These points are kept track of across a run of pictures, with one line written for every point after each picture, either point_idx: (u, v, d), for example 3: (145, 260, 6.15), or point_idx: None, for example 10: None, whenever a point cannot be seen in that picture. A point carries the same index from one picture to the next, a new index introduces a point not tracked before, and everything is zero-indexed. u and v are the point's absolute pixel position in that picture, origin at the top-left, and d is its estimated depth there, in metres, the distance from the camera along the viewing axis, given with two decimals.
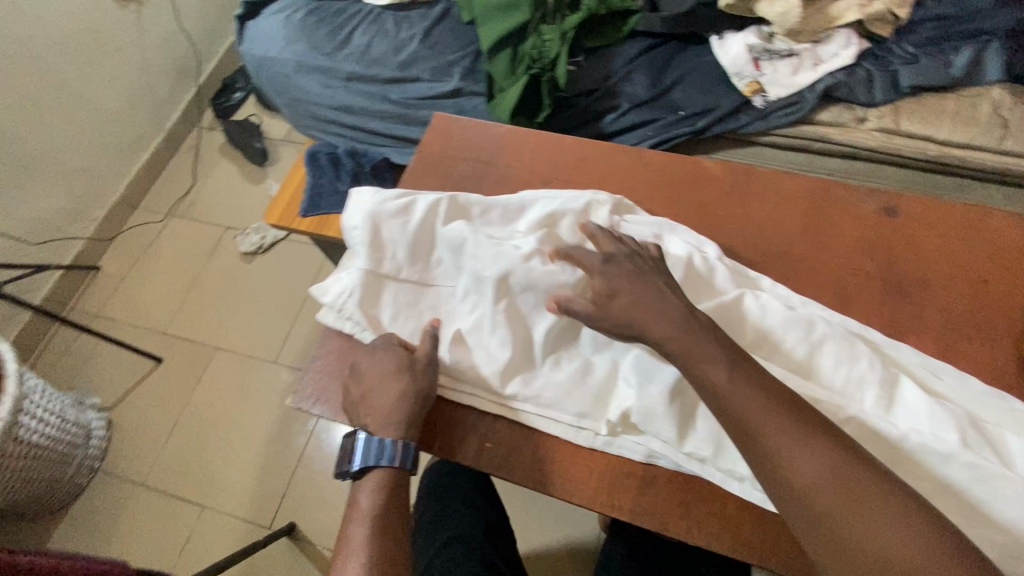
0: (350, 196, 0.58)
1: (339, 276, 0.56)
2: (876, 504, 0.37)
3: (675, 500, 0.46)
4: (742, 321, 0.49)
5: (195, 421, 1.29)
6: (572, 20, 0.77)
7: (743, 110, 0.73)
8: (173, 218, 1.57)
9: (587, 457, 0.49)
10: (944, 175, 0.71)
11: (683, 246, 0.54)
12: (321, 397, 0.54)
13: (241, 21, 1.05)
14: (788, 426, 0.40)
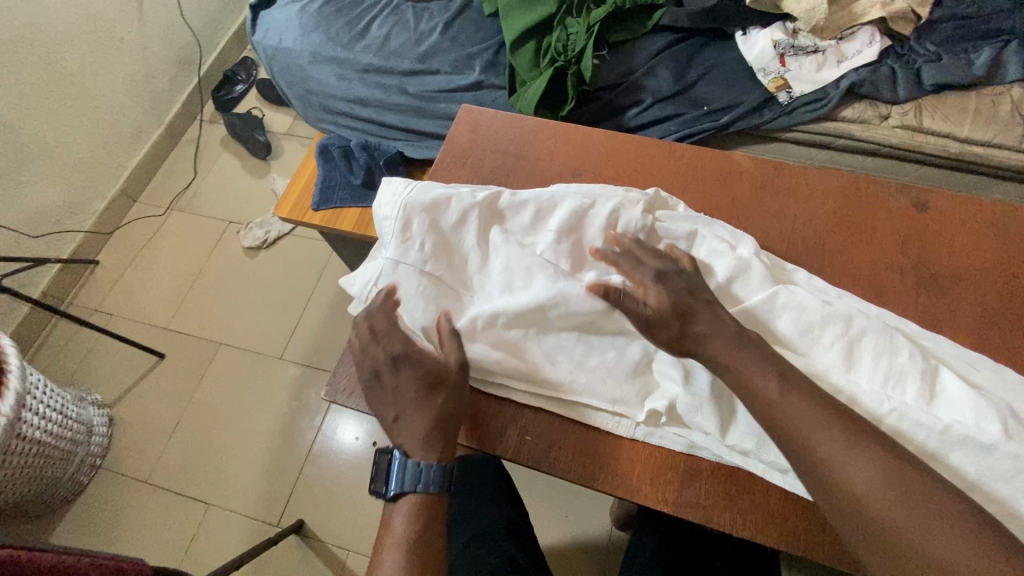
0: (381, 185, 0.59)
1: (367, 264, 0.56)
2: (936, 519, 0.36)
3: (719, 493, 0.46)
4: (775, 318, 0.48)
5: (199, 418, 1.27)
6: (598, 13, 0.77)
7: (767, 106, 0.74)
8: (173, 212, 1.55)
9: (628, 449, 0.49)
10: (964, 173, 0.72)
11: (717, 244, 0.53)
12: (355, 391, 0.53)
13: (254, 10, 1.03)
14: (839, 437, 0.40)
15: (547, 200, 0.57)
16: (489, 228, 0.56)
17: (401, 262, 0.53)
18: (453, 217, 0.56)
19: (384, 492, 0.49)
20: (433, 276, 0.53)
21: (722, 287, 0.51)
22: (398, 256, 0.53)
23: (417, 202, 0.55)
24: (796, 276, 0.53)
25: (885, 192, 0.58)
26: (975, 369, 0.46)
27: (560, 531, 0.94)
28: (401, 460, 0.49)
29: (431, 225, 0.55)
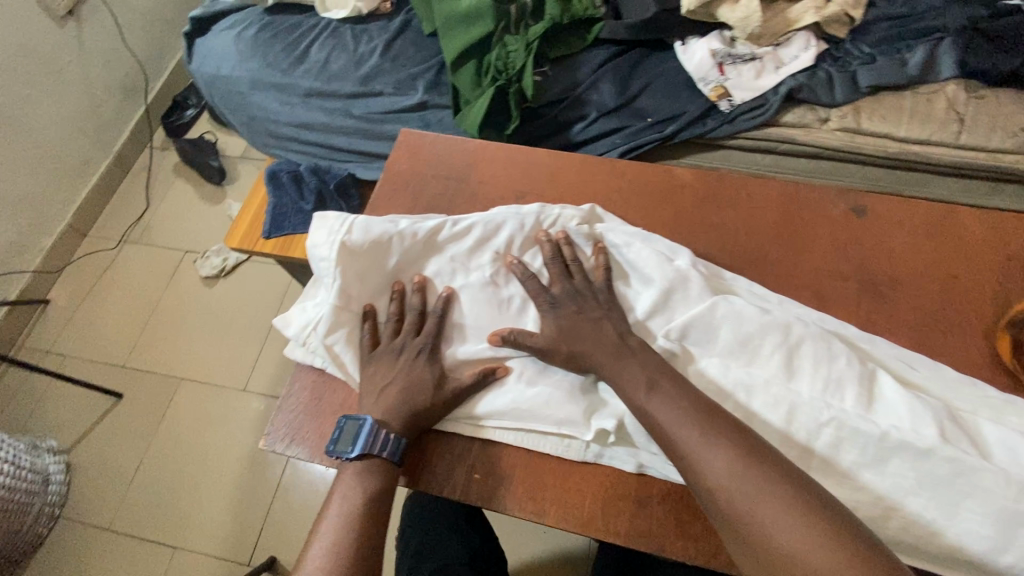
0: (313, 219, 0.54)
1: (304, 307, 0.54)
2: (782, 501, 0.38)
3: (671, 516, 0.45)
4: (718, 329, 0.48)
5: (162, 457, 1.22)
6: (536, 30, 0.76)
7: (709, 115, 0.74)
8: (126, 244, 1.50)
9: (578, 477, 0.47)
10: (908, 171, 0.72)
11: (656, 255, 0.53)
12: (297, 438, 0.51)
13: (190, 37, 1.00)
14: (699, 431, 0.42)
15: (486, 224, 0.56)
16: (426, 257, 0.55)
17: (340, 304, 0.52)
18: (393, 254, 0.54)
19: (345, 454, 0.47)
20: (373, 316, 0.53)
21: (662, 301, 0.51)
22: (336, 298, 0.52)
23: (355, 239, 0.52)
24: (736, 286, 0.52)
25: (822, 196, 0.58)
26: (913, 368, 0.47)
27: (536, 550, 0.92)
28: (370, 426, 0.47)
29: (370, 263, 0.53)
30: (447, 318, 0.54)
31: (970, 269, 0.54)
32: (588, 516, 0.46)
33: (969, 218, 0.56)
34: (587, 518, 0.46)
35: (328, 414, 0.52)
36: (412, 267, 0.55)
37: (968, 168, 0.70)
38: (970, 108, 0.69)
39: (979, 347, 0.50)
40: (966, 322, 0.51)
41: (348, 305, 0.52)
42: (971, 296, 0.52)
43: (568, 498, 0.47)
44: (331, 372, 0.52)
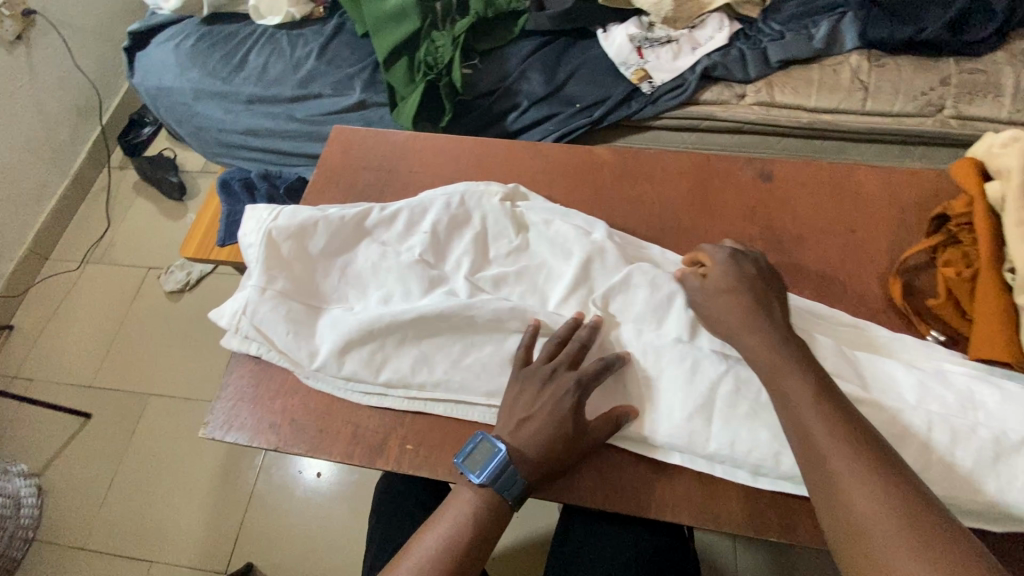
0: (244, 214, 0.57)
1: (234, 296, 0.55)
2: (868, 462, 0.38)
3: (591, 469, 0.48)
4: (631, 294, 0.52)
5: (133, 474, 1.22)
6: (461, 25, 0.80)
7: (633, 98, 0.77)
8: (89, 265, 1.49)
9: None
10: (821, 140, 0.76)
11: (572, 230, 0.56)
12: (235, 423, 0.52)
13: (131, 52, 1.01)
14: (805, 383, 0.42)
15: (410, 207, 0.58)
16: (356, 242, 0.57)
17: (267, 289, 0.54)
18: (319, 239, 0.56)
19: (469, 477, 0.46)
20: (301, 300, 0.55)
21: (578, 270, 0.53)
22: (263, 284, 0.54)
23: (280, 226, 0.55)
24: (652, 254, 0.56)
25: (731, 165, 0.62)
26: (815, 314, 0.51)
27: (505, 535, 0.94)
28: (500, 458, 0.45)
29: (297, 250, 0.55)
30: (377, 296, 0.55)
31: (865, 223, 0.57)
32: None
33: (864, 177, 0.60)
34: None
35: (264, 400, 0.53)
36: (338, 252, 0.56)
37: (876, 133, 0.74)
38: (872, 77, 0.74)
39: (878, 295, 0.54)
40: (863, 273, 0.55)
41: (275, 290, 0.54)
42: (870, 247, 0.56)
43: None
44: (268, 358, 0.54)
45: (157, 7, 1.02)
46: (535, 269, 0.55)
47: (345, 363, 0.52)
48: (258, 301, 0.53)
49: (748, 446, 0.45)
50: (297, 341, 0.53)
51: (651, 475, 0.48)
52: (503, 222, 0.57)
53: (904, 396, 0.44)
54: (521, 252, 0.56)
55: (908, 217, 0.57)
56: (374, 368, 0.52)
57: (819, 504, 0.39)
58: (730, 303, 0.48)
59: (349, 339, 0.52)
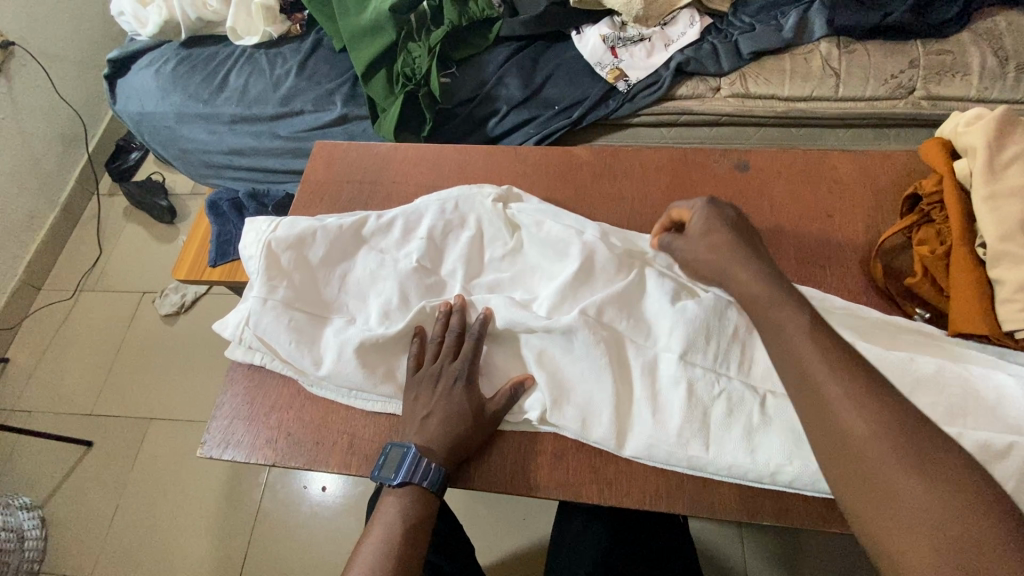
0: (244, 226, 0.58)
1: (237, 307, 0.56)
2: (929, 469, 0.33)
3: (586, 468, 0.49)
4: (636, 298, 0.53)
5: (137, 499, 1.21)
6: (437, 35, 0.81)
7: (610, 97, 0.78)
8: (83, 293, 1.49)
9: (498, 446, 0.51)
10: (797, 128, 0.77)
11: (564, 230, 0.56)
12: (232, 441, 0.53)
13: (111, 80, 1.02)
14: (848, 383, 0.37)
15: (409, 216, 0.59)
16: (354, 251, 0.58)
17: (269, 298, 0.54)
18: (321, 250, 0.57)
19: (387, 481, 0.48)
20: (303, 309, 0.55)
21: (575, 270, 0.53)
22: (265, 293, 0.54)
23: (280, 235, 0.56)
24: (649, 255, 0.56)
25: (709, 158, 0.63)
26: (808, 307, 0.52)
27: (512, 540, 0.94)
28: (415, 455, 0.48)
29: (297, 260, 0.56)
30: (380, 303, 0.55)
31: (844, 207, 0.58)
32: (513, 478, 0.49)
33: (841, 162, 0.61)
34: (512, 481, 0.49)
35: (260, 416, 0.54)
36: (338, 260, 0.57)
37: (848, 119, 0.76)
38: (843, 63, 0.75)
39: (863, 277, 0.55)
40: (846, 256, 0.56)
41: (278, 298, 0.54)
42: (850, 228, 0.57)
43: (499, 464, 0.50)
44: (271, 366, 0.54)
45: (135, 35, 1.03)
46: (535, 269, 0.56)
47: (348, 370, 0.52)
48: (260, 310, 0.54)
49: (737, 437, 0.47)
50: (300, 349, 0.53)
51: (645, 469, 0.49)
52: (501, 232, 0.58)
53: (883, 379, 0.46)
54: (517, 254, 0.57)
55: (883, 201, 0.58)
56: (376, 372, 0.53)
57: (819, 431, 0.37)
58: (715, 241, 0.49)
59: (353, 345, 0.53)
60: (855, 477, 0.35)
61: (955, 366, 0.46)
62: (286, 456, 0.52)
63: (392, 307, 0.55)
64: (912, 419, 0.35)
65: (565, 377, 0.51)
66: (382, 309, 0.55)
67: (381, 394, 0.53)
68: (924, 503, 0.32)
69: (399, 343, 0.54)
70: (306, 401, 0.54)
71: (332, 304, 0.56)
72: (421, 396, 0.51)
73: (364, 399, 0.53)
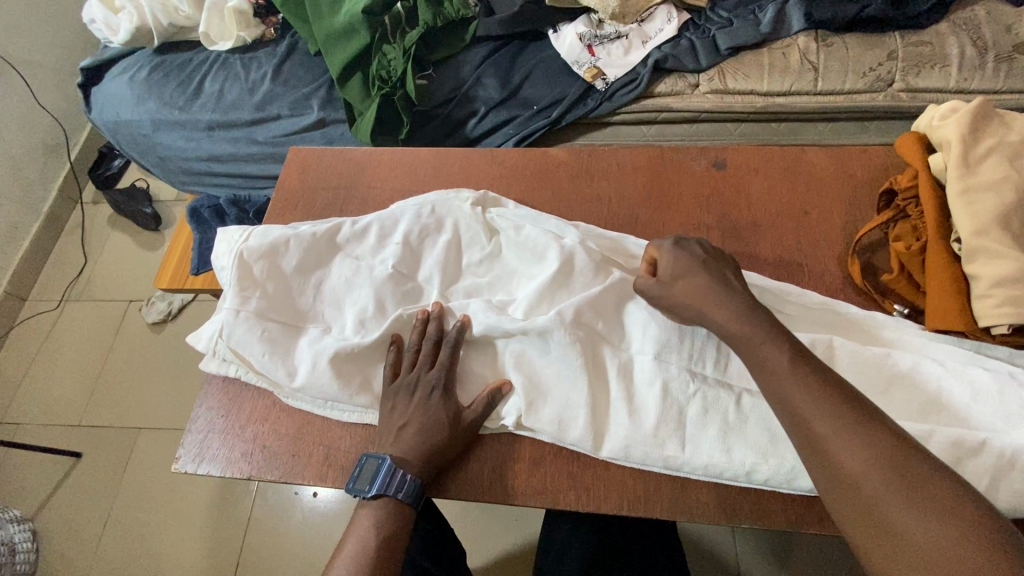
0: (216, 233, 0.56)
1: (209, 319, 0.55)
2: (926, 499, 0.34)
3: (563, 474, 0.49)
4: (617, 302, 0.52)
5: (127, 510, 1.21)
6: (411, 37, 0.82)
7: (589, 96, 0.80)
8: (68, 303, 1.48)
9: (476, 454, 0.50)
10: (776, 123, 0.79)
11: (542, 235, 0.56)
12: (207, 456, 0.52)
13: (85, 88, 1.00)
14: (838, 416, 0.38)
15: (386, 222, 0.58)
16: (329, 258, 0.56)
17: (241, 310, 0.52)
18: (295, 258, 0.55)
19: (361, 492, 0.48)
20: (278, 319, 0.53)
21: (555, 274, 0.53)
22: (237, 305, 0.53)
23: (253, 244, 0.55)
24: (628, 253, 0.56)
25: (686, 156, 0.62)
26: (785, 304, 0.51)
27: (502, 543, 0.94)
28: (389, 466, 0.48)
29: (271, 269, 0.54)
30: (356, 312, 0.54)
31: (819, 204, 0.58)
32: (492, 486, 0.49)
33: (815, 158, 0.61)
34: (490, 489, 0.49)
35: (236, 429, 0.53)
36: (314, 267, 0.56)
37: (827, 112, 0.77)
38: (820, 57, 0.76)
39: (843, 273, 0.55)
40: (822, 253, 0.56)
41: (252, 309, 0.53)
42: (828, 225, 0.57)
43: (478, 472, 0.49)
44: (247, 378, 0.54)
45: (109, 41, 1.01)
46: (512, 273, 0.56)
47: (323, 382, 0.51)
48: (234, 321, 0.52)
49: (714, 438, 0.47)
50: (274, 361, 0.52)
51: (623, 474, 0.48)
52: (478, 236, 0.57)
53: (859, 379, 0.46)
54: (495, 259, 0.56)
55: (858, 199, 0.59)
56: (353, 383, 0.52)
57: (815, 467, 0.39)
58: (687, 289, 0.46)
59: (329, 355, 0.52)
60: (855, 513, 0.36)
61: (932, 362, 0.46)
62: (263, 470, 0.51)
63: (369, 316, 0.54)
64: (897, 449, 0.37)
65: (542, 382, 0.50)
66: (358, 318, 0.54)
67: (358, 404, 0.52)
68: (923, 535, 0.34)
69: (376, 352, 0.54)
70: (281, 412, 0.54)
71: (308, 314, 0.55)
72: (397, 406, 0.51)
73: (340, 410, 0.52)
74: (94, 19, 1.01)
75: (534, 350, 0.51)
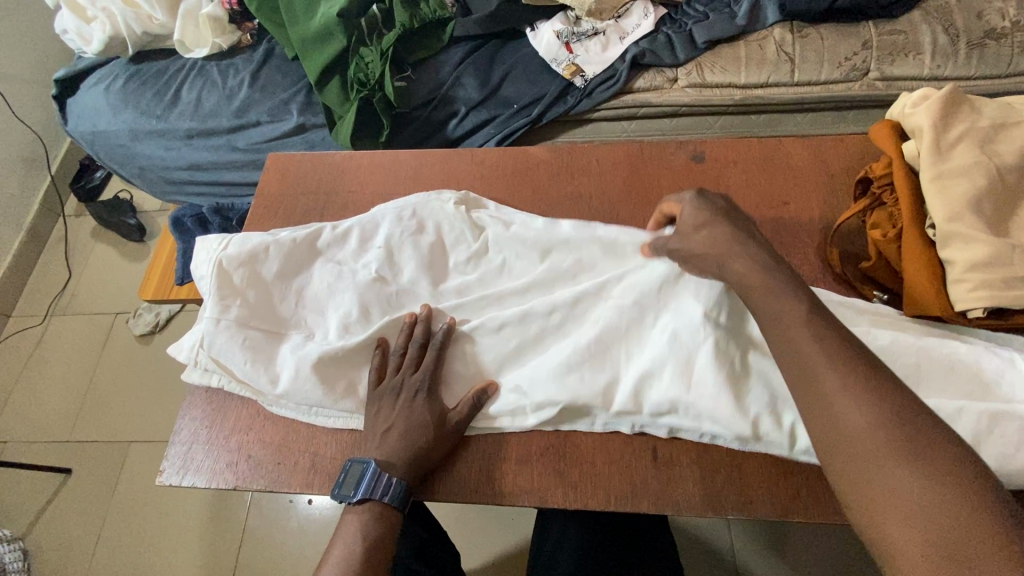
0: (197, 244, 0.57)
1: (190, 331, 0.55)
2: (919, 457, 0.32)
3: (550, 471, 0.49)
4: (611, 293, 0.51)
5: (120, 525, 1.19)
6: (389, 39, 0.83)
7: (568, 93, 0.81)
8: (53, 318, 1.46)
9: (463, 456, 0.50)
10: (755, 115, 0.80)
11: (524, 234, 0.57)
12: (192, 467, 0.52)
13: (60, 100, 0.99)
14: (842, 371, 0.36)
15: (367, 226, 0.59)
16: (309, 264, 0.57)
17: (222, 318, 0.53)
18: (276, 264, 0.56)
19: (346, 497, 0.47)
20: (259, 326, 0.54)
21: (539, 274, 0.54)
22: (218, 313, 0.53)
23: (231, 253, 0.55)
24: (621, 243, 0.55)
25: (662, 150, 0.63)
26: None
27: (499, 543, 0.94)
28: (373, 469, 0.48)
29: (250, 277, 0.55)
30: (339, 316, 0.54)
31: (798, 194, 0.59)
32: (483, 488, 0.49)
33: (792, 148, 0.62)
34: (478, 493, 0.49)
35: (220, 439, 0.53)
36: (293, 273, 0.57)
37: (805, 102, 0.77)
38: (796, 48, 0.76)
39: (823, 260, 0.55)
40: (803, 241, 0.56)
41: (233, 317, 0.53)
42: (804, 213, 0.58)
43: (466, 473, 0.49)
44: (231, 388, 0.54)
45: (82, 52, 1.00)
46: (495, 272, 0.56)
47: (306, 387, 0.51)
48: (214, 331, 0.52)
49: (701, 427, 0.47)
50: (256, 368, 0.52)
51: (610, 469, 0.48)
52: (464, 236, 0.58)
53: None
54: (480, 258, 0.57)
55: (835, 187, 0.59)
56: (336, 388, 0.52)
57: (811, 418, 0.37)
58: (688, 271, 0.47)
59: (311, 361, 0.52)
60: (841, 466, 0.34)
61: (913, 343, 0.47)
62: (252, 479, 0.51)
63: (351, 320, 0.54)
64: (905, 403, 0.34)
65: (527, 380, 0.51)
66: (340, 323, 0.54)
67: (343, 409, 0.52)
68: (908, 491, 0.31)
69: (360, 355, 0.54)
70: (268, 420, 0.53)
71: (289, 319, 0.55)
72: (381, 410, 0.51)
73: (328, 415, 0.52)
74: (66, 29, 1.00)
75: (517, 347, 0.52)
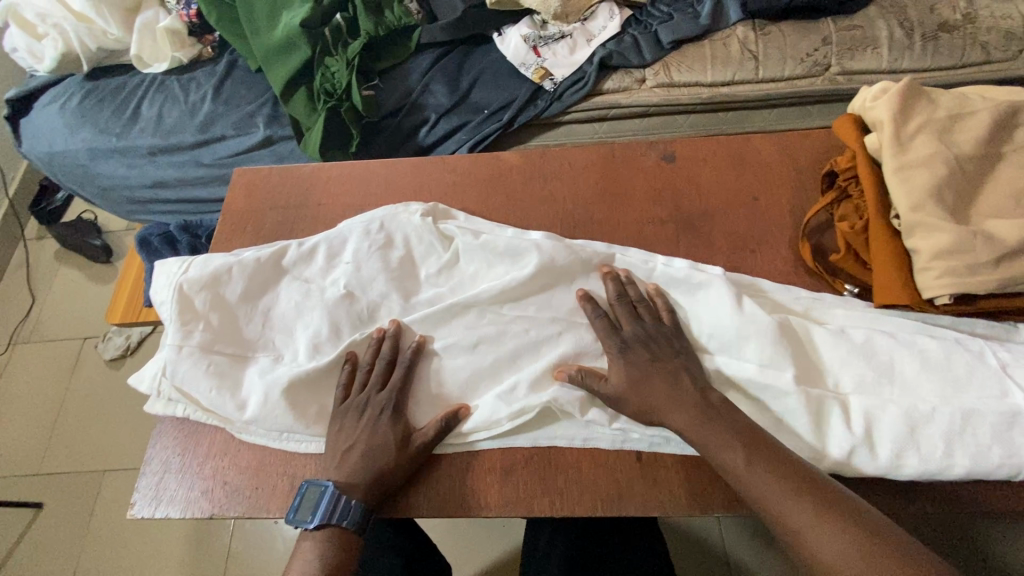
0: (155, 272, 0.59)
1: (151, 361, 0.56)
2: (825, 519, 0.41)
3: (535, 481, 0.51)
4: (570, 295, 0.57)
5: (98, 559, 1.14)
6: (354, 48, 0.84)
7: (538, 97, 0.83)
8: (17, 346, 1.40)
9: (448, 468, 0.52)
10: (724, 112, 0.83)
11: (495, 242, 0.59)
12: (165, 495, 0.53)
13: (14, 121, 0.97)
14: (738, 455, 0.45)
15: (331, 242, 0.61)
16: (269, 287, 0.59)
17: (184, 344, 0.55)
18: (239, 288, 0.58)
19: (305, 522, 0.49)
20: (223, 352, 0.56)
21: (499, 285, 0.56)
22: (180, 340, 0.55)
23: (191, 277, 0.58)
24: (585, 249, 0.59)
25: (616, 164, 0.65)
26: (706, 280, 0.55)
27: (494, 549, 0.93)
28: (331, 492, 0.49)
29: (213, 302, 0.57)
30: (312, 335, 0.57)
31: (767, 188, 0.62)
32: (457, 504, 0.50)
33: (761, 143, 0.65)
34: (453, 506, 0.50)
35: (191, 467, 0.54)
36: (257, 295, 0.59)
37: (771, 99, 0.80)
38: (760, 45, 0.80)
39: (782, 258, 0.58)
40: (777, 233, 0.60)
41: (197, 343, 0.55)
42: (761, 207, 0.61)
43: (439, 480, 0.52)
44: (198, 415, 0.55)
45: (34, 71, 0.98)
46: (458, 285, 0.58)
47: (275, 414, 0.53)
48: (176, 359, 0.55)
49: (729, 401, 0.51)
50: (220, 396, 0.54)
51: (594, 472, 0.51)
52: (421, 256, 0.60)
53: (806, 368, 0.50)
54: (452, 269, 0.60)
55: (790, 189, 0.62)
56: (304, 414, 0.54)
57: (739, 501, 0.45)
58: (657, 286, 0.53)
59: (278, 389, 0.54)
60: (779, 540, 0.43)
61: (885, 338, 0.50)
62: (223, 508, 0.52)
63: (318, 344, 0.56)
64: (798, 474, 0.44)
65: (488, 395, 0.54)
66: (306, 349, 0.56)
67: (308, 433, 0.54)
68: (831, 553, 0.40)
69: (327, 374, 0.56)
70: (239, 443, 0.55)
71: (252, 342, 0.57)
72: (348, 424, 0.53)
73: (290, 442, 0.54)
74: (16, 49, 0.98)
75: (482, 361, 0.55)
